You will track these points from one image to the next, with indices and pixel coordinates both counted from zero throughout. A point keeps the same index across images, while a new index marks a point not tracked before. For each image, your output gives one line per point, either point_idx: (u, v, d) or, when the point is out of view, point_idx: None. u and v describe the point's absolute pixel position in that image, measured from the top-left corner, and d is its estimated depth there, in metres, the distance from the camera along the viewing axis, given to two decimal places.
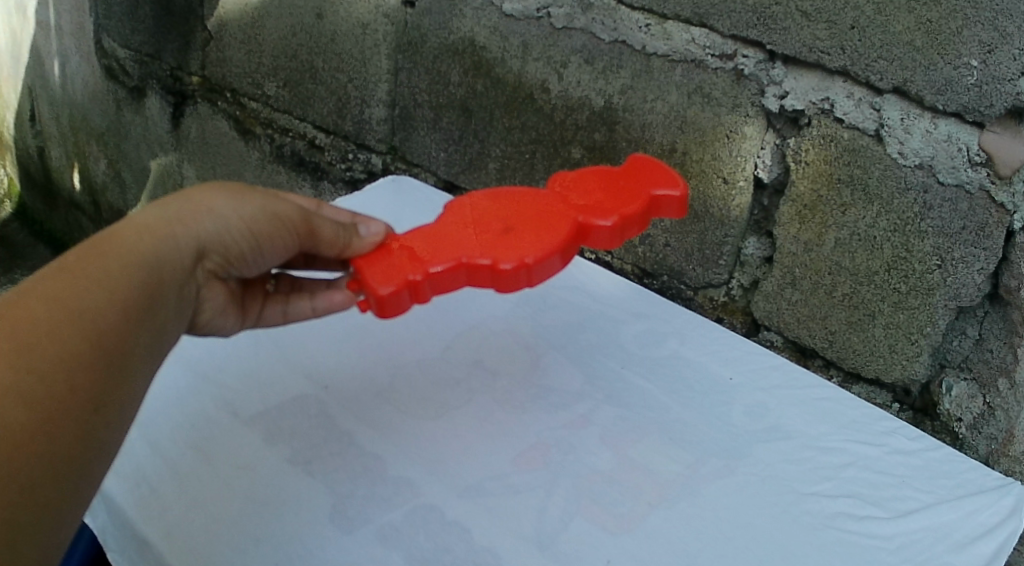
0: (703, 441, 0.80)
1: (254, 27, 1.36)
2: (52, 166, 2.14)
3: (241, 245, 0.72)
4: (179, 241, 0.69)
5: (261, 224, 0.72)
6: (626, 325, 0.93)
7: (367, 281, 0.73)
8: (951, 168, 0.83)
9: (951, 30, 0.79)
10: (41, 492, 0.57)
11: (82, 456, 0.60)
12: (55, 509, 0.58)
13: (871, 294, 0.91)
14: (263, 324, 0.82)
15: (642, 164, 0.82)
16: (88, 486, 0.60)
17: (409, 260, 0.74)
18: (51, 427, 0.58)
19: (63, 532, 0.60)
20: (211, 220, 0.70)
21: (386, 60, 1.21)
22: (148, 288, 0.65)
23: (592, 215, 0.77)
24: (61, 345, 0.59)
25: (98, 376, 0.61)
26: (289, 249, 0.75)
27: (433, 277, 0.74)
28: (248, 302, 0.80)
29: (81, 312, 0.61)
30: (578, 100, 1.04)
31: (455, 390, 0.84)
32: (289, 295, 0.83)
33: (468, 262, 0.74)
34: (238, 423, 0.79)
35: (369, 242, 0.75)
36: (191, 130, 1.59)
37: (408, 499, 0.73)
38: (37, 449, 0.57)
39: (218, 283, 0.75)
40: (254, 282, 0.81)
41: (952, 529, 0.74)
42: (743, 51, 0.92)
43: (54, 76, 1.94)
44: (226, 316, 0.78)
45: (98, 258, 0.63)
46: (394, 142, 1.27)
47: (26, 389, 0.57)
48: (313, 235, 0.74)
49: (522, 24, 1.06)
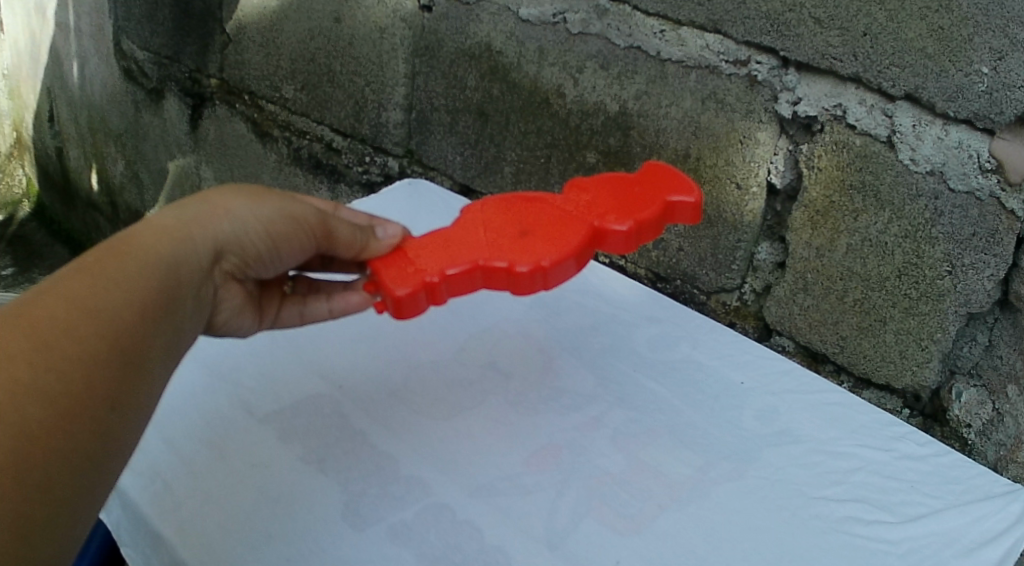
0: (713, 444, 0.81)
1: (273, 30, 1.37)
2: (70, 166, 2.16)
3: (258, 246, 0.74)
4: (197, 241, 0.70)
5: (277, 225, 0.73)
6: (639, 328, 0.94)
7: (385, 283, 0.74)
8: (961, 175, 0.84)
9: (962, 38, 0.79)
10: (59, 487, 0.58)
11: (99, 453, 0.60)
12: (71, 505, 0.59)
13: (882, 300, 0.91)
14: (280, 325, 0.84)
15: (659, 171, 0.82)
16: (103, 483, 0.61)
17: (424, 262, 0.75)
18: (69, 424, 0.58)
19: (78, 529, 0.60)
20: (228, 222, 0.72)
21: (403, 64, 1.23)
22: (166, 288, 0.66)
23: (605, 219, 0.78)
24: (80, 342, 0.60)
25: (116, 375, 0.61)
26: (306, 250, 0.77)
27: (449, 280, 0.75)
28: (265, 303, 0.82)
29: (100, 311, 0.61)
30: (594, 105, 1.05)
31: (468, 391, 0.85)
32: (306, 296, 0.84)
33: (483, 264, 0.75)
34: (253, 421, 0.80)
35: (387, 244, 0.77)
36: (209, 133, 1.61)
37: (420, 498, 0.74)
38: (55, 444, 0.57)
39: (235, 284, 0.76)
40: (273, 284, 0.83)
41: (959, 534, 0.74)
42: (756, 57, 0.92)
43: (73, 78, 1.96)
44: (243, 316, 0.79)
45: (116, 258, 0.64)
46: (411, 145, 1.28)
47: (45, 386, 0.58)
48: (329, 236, 0.76)
49: (538, 29, 1.07)
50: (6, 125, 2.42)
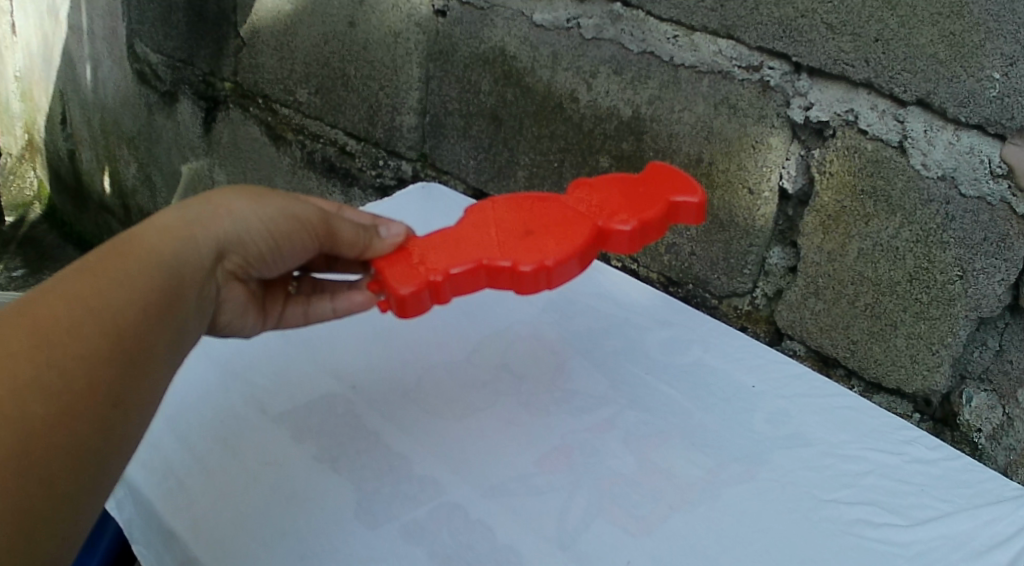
0: (725, 446, 0.81)
1: (288, 34, 1.39)
2: (83, 169, 2.18)
3: (260, 246, 0.74)
4: (199, 241, 0.71)
5: (279, 225, 0.74)
6: (651, 331, 0.94)
7: (388, 281, 0.75)
8: (973, 180, 0.84)
9: (974, 44, 0.80)
10: (60, 483, 0.58)
11: (101, 449, 0.61)
12: (74, 500, 0.60)
13: (893, 305, 0.92)
14: (285, 325, 0.85)
15: (662, 170, 0.83)
16: (106, 478, 0.62)
17: (428, 262, 0.76)
18: (70, 420, 0.59)
19: (80, 524, 0.61)
20: (230, 221, 0.73)
21: (417, 68, 1.24)
22: (168, 288, 0.67)
23: (610, 220, 0.79)
24: (82, 340, 0.61)
25: (118, 373, 0.62)
26: (309, 250, 0.78)
27: (452, 278, 0.75)
28: (269, 303, 0.83)
29: (102, 309, 0.62)
30: (607, 110, 1.05)
31: (480, 392, 0.86)
32: (309, 297, 0.85)
33: (487, 263, 0.76)
34: (265, 420, 0.81)
35: (389, 243, 0.78)
36: (222, 136, 1.62)
37: (432, 497, 0.75)
38: (57, 440, 0.58)
39: (238, 284, 0.77)
40: (276, 285, 0.84)
41: (969, 538, 0.74)
42: (768, 63, 0.93)
43: (87, 81, 1.98)
44: (246, 317, 0.80)
45: (119, 258, 0.65)
46: (424, 149, 1.29)
47: (47, 382, 0.59)
48: (333, 236, 0.77)
49: (552, 34, 1.08)
50: (18, 127, 2.44)
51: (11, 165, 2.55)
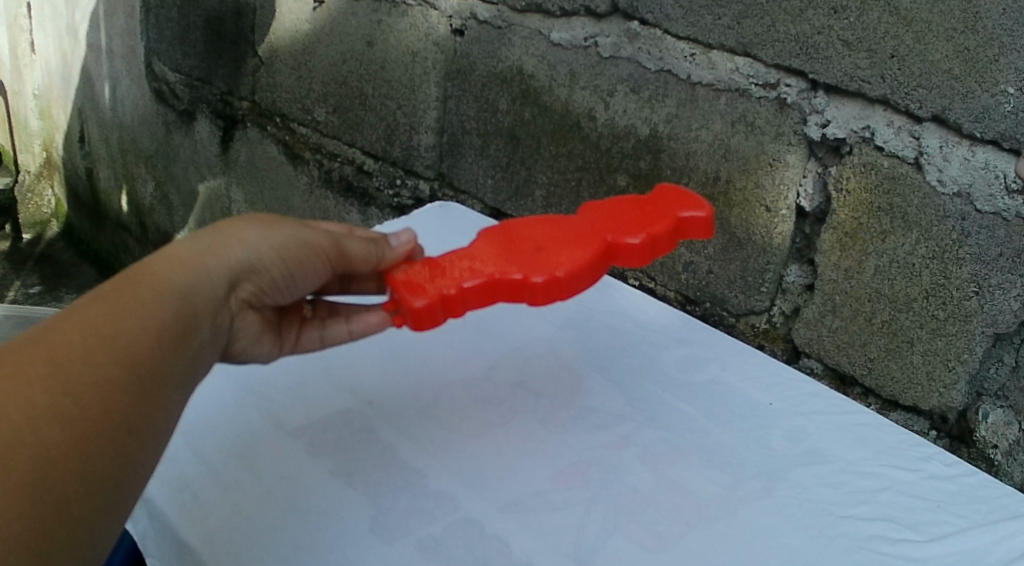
0: (743, 464, 0.81)
1: (306, 54, 1.41)
2: (101, 187, 2.21)
3: (274, 273, 0.75)
4: (212, 271, 0.72)
5: (290, 251, 0.75)
6: (668, 349, 0.94)
7: (402, 295, 0.75)
8: (988, 196, 0.84)
9: (988, 58, 0.80)
10: (75, 506, 0.58)
11: (115, 474, 0.60)
12: (89, 525, 0.59)
13: (909, 321, 0.91)
14: (301, 349, 0.85)
15: (670, 192, 0.83)
16: (122, 501, 0.62)
17: (439, 277, 0.76)
18: (85, 446, 0.59)
19: (98, 545, 0.60)
20: (242, 250, 0.73)
21: (434, 87, 1.25)
22: (182, 315, 0.67)
23: (619, 236, 0.79)
24: (95, 366, 0.61)
25: (133, 400, 0.62)
26: (321, 274, 0.78)
27: (466, 291, 0.76)
28: (284, 329, 0.83)
29: (116, 337, 0.62)
30: (624, 129, 1.06)
31: (498, 409, 0.86)
32: (324, 320, 0.85)
33: (501, 274, 0.76)
34: (282, 435, 0.81)
35: (400, 252, 0.80)
36: (240, 155, 1.64)
37: (447, 513, 0.75)
38: (70, 464, 0.58)
39: (252, 313, 0.78)
40: (291, 310, 0.84)
41: (985, 554, 0.74)
42: (786, 80, 0.93)
43: (105, 99, 2.01)
44: (263, 341, 0.80)
45: (132, 288, 0.66)
46: (442, 168, 1.30)
47: (63, 408, 0.58)
48: (343, 258, 0.78)
49: (569, 53, 1.09)
50: (36, 144, 2.47)
51: (29, 183, 2.54)
